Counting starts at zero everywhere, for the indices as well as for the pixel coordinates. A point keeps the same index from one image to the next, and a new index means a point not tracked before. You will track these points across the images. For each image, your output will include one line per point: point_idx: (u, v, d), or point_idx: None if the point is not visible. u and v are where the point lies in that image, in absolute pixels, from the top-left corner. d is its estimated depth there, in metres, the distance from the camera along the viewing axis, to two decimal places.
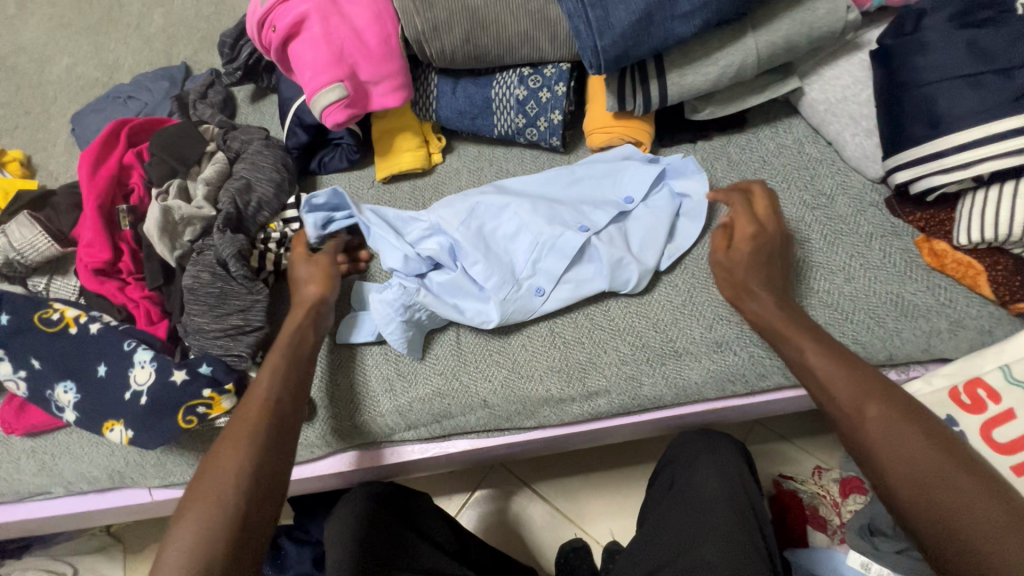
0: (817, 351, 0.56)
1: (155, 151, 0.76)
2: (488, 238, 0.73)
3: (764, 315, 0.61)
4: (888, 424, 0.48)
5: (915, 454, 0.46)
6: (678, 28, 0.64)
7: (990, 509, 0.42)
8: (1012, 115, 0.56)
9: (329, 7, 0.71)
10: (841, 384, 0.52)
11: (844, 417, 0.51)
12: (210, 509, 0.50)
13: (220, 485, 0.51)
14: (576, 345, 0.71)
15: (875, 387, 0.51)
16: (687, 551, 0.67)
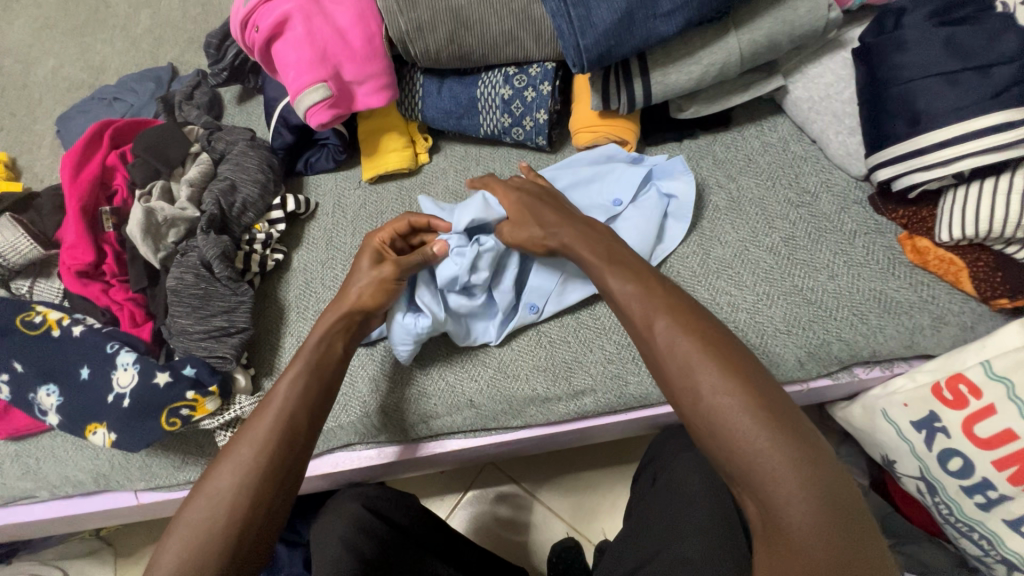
0: (669, 333, 0.49)
1: (139, 153, 0.76)
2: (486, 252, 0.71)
3: (630, 302, 0.53)
4: (718, 416, 0.45)
5: (742, 450, 0.43)
6: (660, 27, 0.64)
7: (797, 495, 0.41)
8: (991, 113, 0.57)
9: (312, 6, 0.71)
10: (683, 374, 0.47)
11: (687, 410, 0.47)
12: (215, 516, 0.48)
13: (228, 495, 0.49)
14: (562, 344, 0.71)
15: (715, 375, 0.46)
16: (667, 545, 0.67)
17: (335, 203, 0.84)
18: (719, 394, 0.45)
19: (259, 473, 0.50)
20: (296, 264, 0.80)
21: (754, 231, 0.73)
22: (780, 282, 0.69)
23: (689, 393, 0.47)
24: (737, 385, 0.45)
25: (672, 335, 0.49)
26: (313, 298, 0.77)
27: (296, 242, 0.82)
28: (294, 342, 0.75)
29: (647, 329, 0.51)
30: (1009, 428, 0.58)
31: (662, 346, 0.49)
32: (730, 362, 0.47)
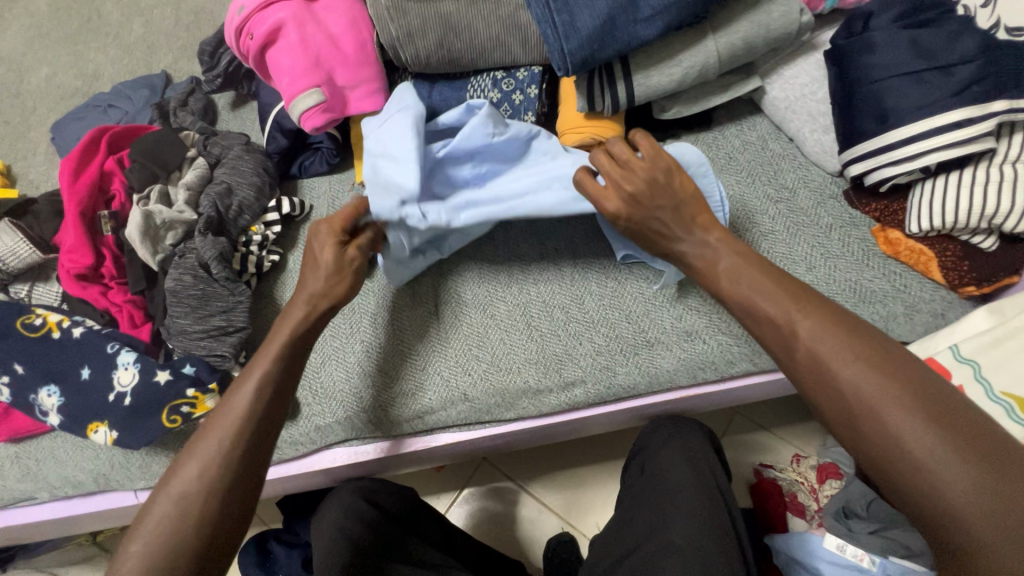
0: (835, 347, 0.47)
1: (136, 158, 0.78)
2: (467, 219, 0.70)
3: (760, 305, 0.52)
4: (883, 429, 0.43)
5: (904, 442, 0.42)
6: (641, 32, 0.66)
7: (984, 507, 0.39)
8: (953, 110, 0.60)
9: (305, 15, 0.73)
10: (826, 370, 0.47)
11: (833, 404, 0.46)
12: (166, 517, 0.51)
13: (176, 497, 0.51)
14: (553, 338, 0.74)
15: (865, 370, 0.45)
16: (656, 533, 0.70)
17: (329, 205, 0.86)
18: (872, 390, 0.44)
19: (210, 478, 0.52)
20: (292, 265, 0.82)
21: (735, 226, 0.75)
22: None
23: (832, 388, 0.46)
24: (889, 380, 0.45)
25: (815, 331, 0.48)
26: None
27: (292, 243, 0.84)
28: None
29: (776, 327, 0.50)
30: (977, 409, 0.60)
31: (800, 343, 0.48)
32: (879, 358, 0.46)
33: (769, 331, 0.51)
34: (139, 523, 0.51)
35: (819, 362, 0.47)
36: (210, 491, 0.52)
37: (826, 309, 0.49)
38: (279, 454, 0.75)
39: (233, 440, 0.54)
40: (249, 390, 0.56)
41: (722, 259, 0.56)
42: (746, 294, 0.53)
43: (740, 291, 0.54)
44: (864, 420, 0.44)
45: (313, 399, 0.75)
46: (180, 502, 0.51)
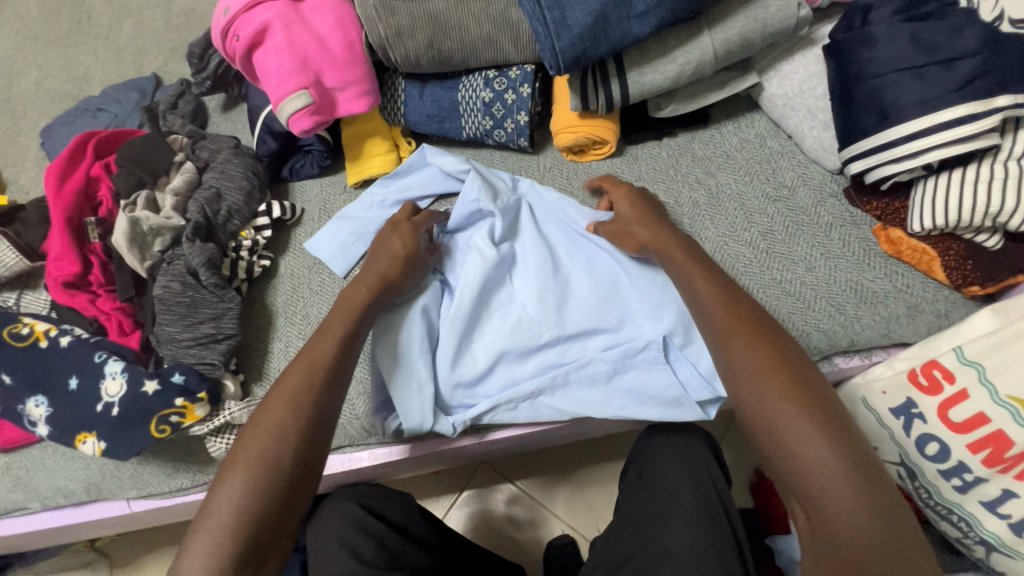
0: (746, 349, 0.52)
1: (122, 163, 0.76)
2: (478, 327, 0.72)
3: (734, 334, 0.53)
4: (783, 426, 0.48)
5: (818, 485, 0.46)
6: (634, 28, 0.65)
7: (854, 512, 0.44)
8: (958, 104, 0.58)
9: (291, 15, 0.72)
10: (769, 406, 0.49)
11: (759, 434, 0.50)
12: (236, 499, 0.49)
13: (241, 482, 0.50)
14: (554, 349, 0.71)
15: (800, 416, 0.48)
16: (654, 540, 0.69)
17: (321, 209, 0.85)
18: (802, 434, 0.47)
19: (281, 453, 0.51)
20: (283, 270, 0.81)
21: (733, 226, 0.74)
22: (759, 276, 0.71)
23: (767, 425, 0.49)
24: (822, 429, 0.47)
25: (771, 368, 0.51)
26: (300, 304, 0.78)
27: (283, 248, 0.82)
28: (283, 346, 0.75)
29: (728, 357, 0.53)
30: (982, 412, 0.59)
31: (754, 373, 0.51)
32: (818, 404, 0.49)
33: (725, 355, 0.53)
34: (202, 516, 0.49)
35: (732, 361, 0.53)
36: (281, 465, 0.51)
37: (782, 351, 0.52)
38: None
39: (293, 420, 0.53)
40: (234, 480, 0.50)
41: (713, 294, 0.57)
42: (721, 321, 0.55)
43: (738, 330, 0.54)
44: (763, 417, 0.49)
45: None
46: (248, 484, 0.50)
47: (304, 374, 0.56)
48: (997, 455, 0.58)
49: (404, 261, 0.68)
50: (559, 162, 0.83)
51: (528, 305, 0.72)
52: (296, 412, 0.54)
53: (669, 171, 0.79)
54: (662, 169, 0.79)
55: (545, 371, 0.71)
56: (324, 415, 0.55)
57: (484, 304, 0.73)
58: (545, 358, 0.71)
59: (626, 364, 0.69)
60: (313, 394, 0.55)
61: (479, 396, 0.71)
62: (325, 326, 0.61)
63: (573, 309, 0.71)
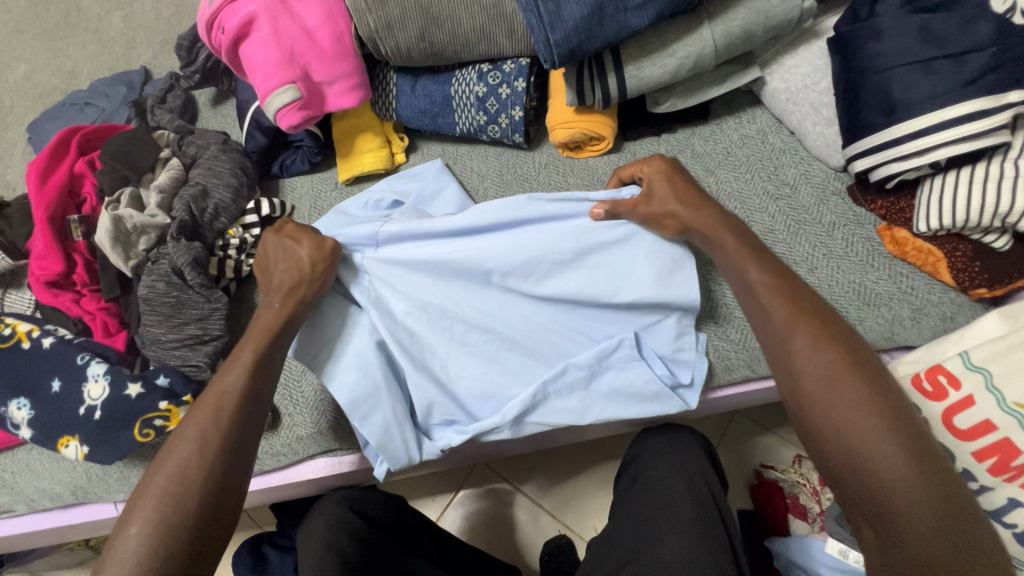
0: (811, 348, 0.49)
1: (106, 159, 0.74)
2: (431, 340, 0.67)
3: (797, 338, 0.50)
4: (857, 436, 0.45)
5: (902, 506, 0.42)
6: (631, 20, 0.62)
7: (931, 533, 0.42)
8: (967, 100, 0.56)
9: (278, 6, 0.70)
10: (844, 417, 0.46)
11: (831, 449, 0.46)
12: (141, 537, 0.47)
13: (148, 517, 0.47)
14: (525, 354, 0.67)
15: (883, 428, 0.45)
16: (648, 548, 0.67)
17: (311, 206, 0.83)
18: (886, 451, 0.44)
19: (191, 486, 0.49)
20: None
21: None
22: None
23: (842, 439, 0.45)
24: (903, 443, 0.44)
25: (846, 377, 0.47)
26: None
27: None
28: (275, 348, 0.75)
29: (796, 359, 0.49)
30: (988, 419, 0.57)
31: (824, 381, 0.47)
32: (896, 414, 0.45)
33: (791, 361, 0.49)
34: (108, 555, 0.47)
35: (797, 361, 0.49)
36: (191, 501, 0.49)
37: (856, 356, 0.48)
38: (260, 465, 0.73)
39: (206, 448, 0.51)
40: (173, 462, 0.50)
41: (775, 293, 0.53)
42: (786, 324, 0.51)
43: (799, 332, 0.50)
44: (832, 425, 0.46)
45: (293, 408, 0.72)
46: (156, 521, 0.47)
47: (217, 398, 0.54)
48: (1004, 464, 0.56)
49: (307, 277, 0.62)
50: (555, 159, 0.81)
51: (485, 310, 0.68)
52: (208, 440, 0.52)
53: None
54: None
55: (517, 377, 0.66)
56: (237, 443, 0.53)
57: (434, 310, 0.67)
58: (511, 363, 0.67)
59: (602, 366, 0.65)
60: (227, 420, 0.53)
61: (461, 413, 0.67)
62: (239, 347, 0.58)
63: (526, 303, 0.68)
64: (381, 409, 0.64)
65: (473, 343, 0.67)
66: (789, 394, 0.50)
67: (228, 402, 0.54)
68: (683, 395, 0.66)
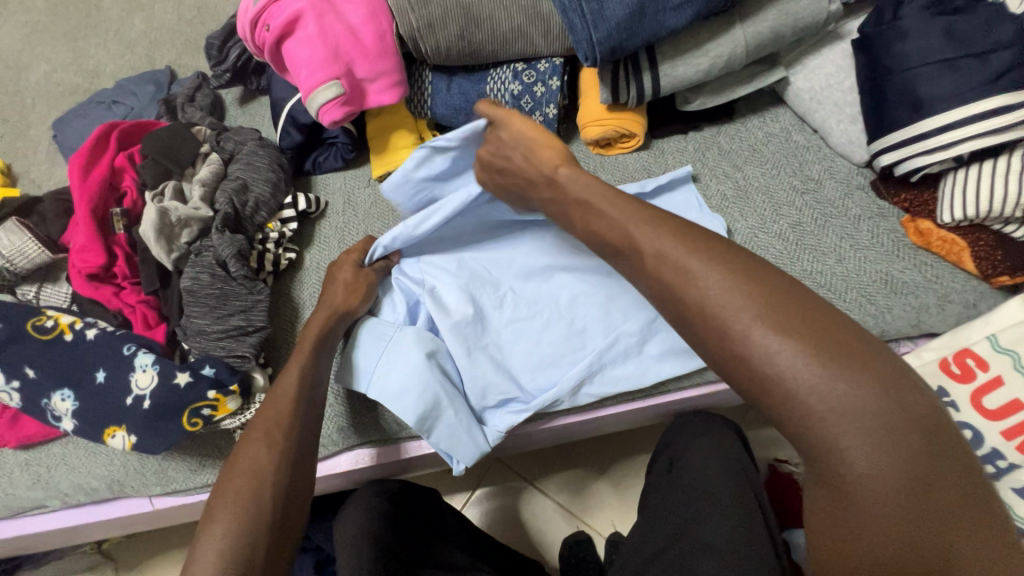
0: (734, 288, 0.43)
1: (148, 153, 0.75)
2: (490, 323, 0.72)
3: (661, 264, 0.47)
4: (812, 376, 0.40)
5: (815, 420, 0.39)
6: (670, 20, 0.65)
7: (881, 466, 0.38)
8: (990, 96, 0.59)
9: (323, 4, 0.71)
10: (729, 337, 0.43)
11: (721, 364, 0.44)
12: (228, 537, 0.48)
13: (234, 519, 0.49)
14: (576, 329, 0.72)
15: (782, 347, 0.41)
16: (690, 530, 0.69)
17: (345, 202, 0.84)
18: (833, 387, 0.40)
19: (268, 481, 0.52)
20: (309, 262, 0.80)
21: (762, 218, 0.75)
22: (789, 267, 0.71)
23: (734, 359, 0.43)
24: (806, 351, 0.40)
25: (716, 297, 0.43)
26: None
27: (308, 241, 0.82)
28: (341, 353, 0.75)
29: (716, 300, 0.44)
30: (1015, 399, 0.60)
31: (696, 306, 0.44)
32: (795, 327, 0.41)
33: (668, 290, 0.46)
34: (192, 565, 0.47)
35: (714, 303, 0.43)
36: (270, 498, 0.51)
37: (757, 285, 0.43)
38: None
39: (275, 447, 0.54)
40: (261, 454, 0.53)
41: (676, 242, 0.47)
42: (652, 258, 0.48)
43: (667, 262, 0.47)
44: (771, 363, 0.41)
45: (335, 400, 0.73)
46: (242, 519, 0.49)
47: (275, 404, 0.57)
48: None
49: (353, 289, 0.69)
50: (586, 156, 0.83)
51: (528, 293, 0.73)
52: (275, 442, 0.54)
53: (696, 166, 0.80)
54: (689, 163, 0.80)
55: (567, 354, 0.71)
56: (300, 445, 0.56)
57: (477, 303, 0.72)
58: (556, 343, 0.72)
59: (652, 330, 0.71)
60: (289, 424, 0.56)
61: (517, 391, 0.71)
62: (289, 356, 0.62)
63: (563, 286, 0.74)
64: (449, 392, 0.68)
65: (526, 323, 0.72)
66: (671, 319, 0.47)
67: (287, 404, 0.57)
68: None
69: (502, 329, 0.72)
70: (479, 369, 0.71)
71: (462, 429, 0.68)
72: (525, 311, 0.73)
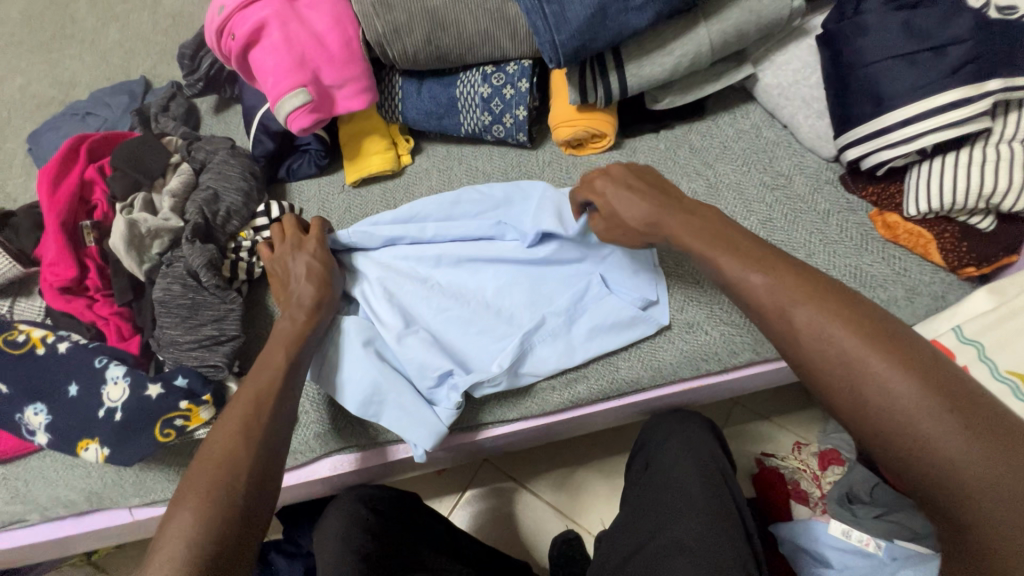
0: (838, 328, 0.44)
1: (117, 165, 0.75)
2: (428, 310, 0.73)
3: (801, 314, 0.46)
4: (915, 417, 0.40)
5: (953, 468, 0.39)
6: (632, 20, 0.65)
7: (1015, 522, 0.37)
8: (950, 89, 0.60)
9: (288, 12, 0.71)
10: (870, 383, 0.42)
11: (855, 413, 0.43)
12: (196, 519, 0.48)
13: (203, 494, 0.50)
14: (509, 310, 0.73)
15: (924, 398, 0.40)
16: (664, 529, 0.69)
17: (319, 209, 0.84)
18: (956, 438, 0.39)
19: (238, 464, 0.52)
20: None
21: (733, 215, 0.75)
22: None
23: (869, 407, 0.42)
24: (944, 402, 0.40)
25: (862, 348, 0.43)
26: None
27: None
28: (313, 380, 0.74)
29: (818, 335, 0.45)
30: None
31: (836, 354, 0.44)
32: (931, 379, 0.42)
33: (783, 320, 0.47)
34: (160, 538, 0.48)
35: (820, 339, 0.45)
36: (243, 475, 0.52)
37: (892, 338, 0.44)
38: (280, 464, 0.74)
39: (253, 427, 0.55)
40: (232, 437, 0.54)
41: (766, 279, 0.49)
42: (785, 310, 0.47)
43: (778, 295, 0.48)
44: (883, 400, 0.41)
45: (310, 407, 0.73)
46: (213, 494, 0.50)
47: (257, 384, 0.59)
48: None
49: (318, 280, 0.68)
50: (558, 157, 0.83)
51: (462, 282, 0.75)
52: (252, 422, 0.56)
53: (668, 164, 0.80)
54: (660, 161, 0.80)
55: (497, 335, 0.71)
56: (277, 425, 0.57)
57: (409, 295, 0.74)
58: (487, 324, 0.72)
59: (580, 308, 0.72)
60: (266, 405, 0.57)
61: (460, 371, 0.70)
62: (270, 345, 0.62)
63: (490, 276, 0.75)
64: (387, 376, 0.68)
65: (466, 309, 0.73)
66: (803, 367, 0.46)
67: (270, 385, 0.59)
68: (654, 313, 0.71)
69: (439, 316, 0.73)
70: (418, 354, 0.70)
71: (408, 417, 0.68)
72: (459, 297, 0.74)
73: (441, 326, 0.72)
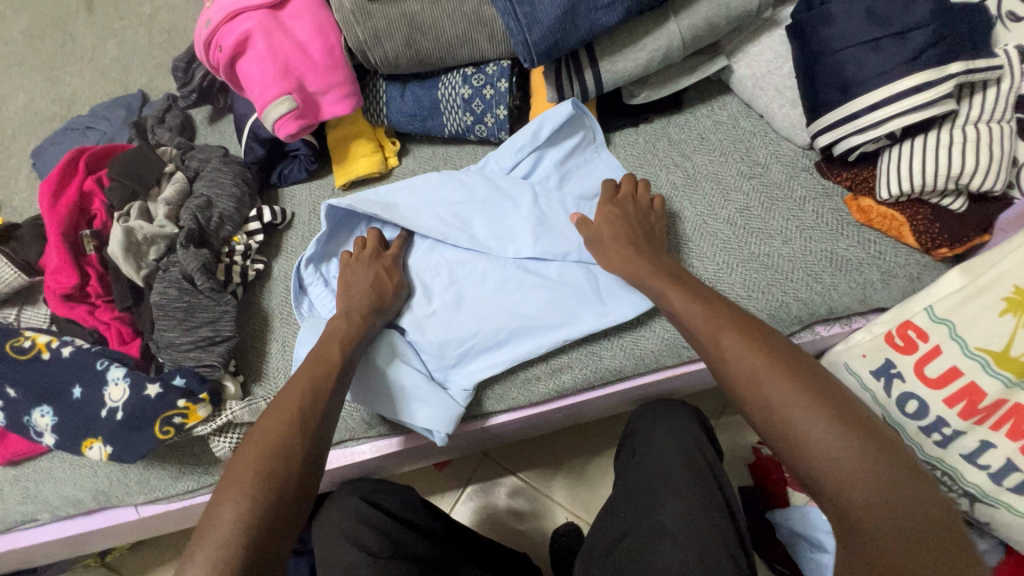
0: (735, 346, 0.51)
1: (114, 176, 0.78)
2: (429, 304, 0.76)
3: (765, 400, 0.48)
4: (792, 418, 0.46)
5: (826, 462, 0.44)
6: (602, 18, 0.67)
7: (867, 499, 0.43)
8: (914, 73, 0.61)
9: (272, 23, 0.74)
10: (768, 404, 0.48)
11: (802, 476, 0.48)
12: (250, 503, 0.50)
13: (248, 490, 0.51)
14: (504, 298, 0.75)
15: (808, 409, 0.46)
16: (650, 514, 0.71)
17: (310, 212, 0.87)
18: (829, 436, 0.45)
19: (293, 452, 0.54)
20: (277, 272, 0.83)
21: (711, 205, 0.76)
22: (737, 251, 0.73)
23: (769, 418, 0.48)
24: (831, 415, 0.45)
25: (839, 446, 0.44)
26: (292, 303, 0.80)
27: (276, 251, 0.84)
28: None
29: (722, 354, 0.52)
30: (954, 366, 0.61)
31: (733, 369, 0.51)
32: (826, 396, 0.47)
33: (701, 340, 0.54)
34: (205, 526, 0.49)
35: (727, 358, 0.51)
36: (293, 478, 0.53)
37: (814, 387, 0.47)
38: None
39: (305, 434, 0.56)
40: (287, 425, 0.56)
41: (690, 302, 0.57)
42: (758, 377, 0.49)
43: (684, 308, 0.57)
44: (773, 406, 0.47)
45: None
46: (262, 485, 0.51)
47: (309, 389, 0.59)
48: (971, 407, 0.61)
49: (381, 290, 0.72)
50: None
51: (459, 271, 0.77)
52: (304, 426, 0.56)
53: (647, 157, 0.82)
54: (640, 155, 0.82)
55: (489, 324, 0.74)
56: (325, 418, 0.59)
57: (412, 285, 0.77)
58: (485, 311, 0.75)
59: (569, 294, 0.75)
60: (321, 401, 0.59)
61: (461, 359, 0.74)
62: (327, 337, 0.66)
63: (486, 265, 0.77)
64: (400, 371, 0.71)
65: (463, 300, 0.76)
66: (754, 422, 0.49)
67: (320, 396, 0.60)
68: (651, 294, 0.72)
69: (437, 309, 0.76)
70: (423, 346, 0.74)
71: (417, 409, 0.70)
72: (457, 288, 0.77)
73: (442, 316, 0.75)
